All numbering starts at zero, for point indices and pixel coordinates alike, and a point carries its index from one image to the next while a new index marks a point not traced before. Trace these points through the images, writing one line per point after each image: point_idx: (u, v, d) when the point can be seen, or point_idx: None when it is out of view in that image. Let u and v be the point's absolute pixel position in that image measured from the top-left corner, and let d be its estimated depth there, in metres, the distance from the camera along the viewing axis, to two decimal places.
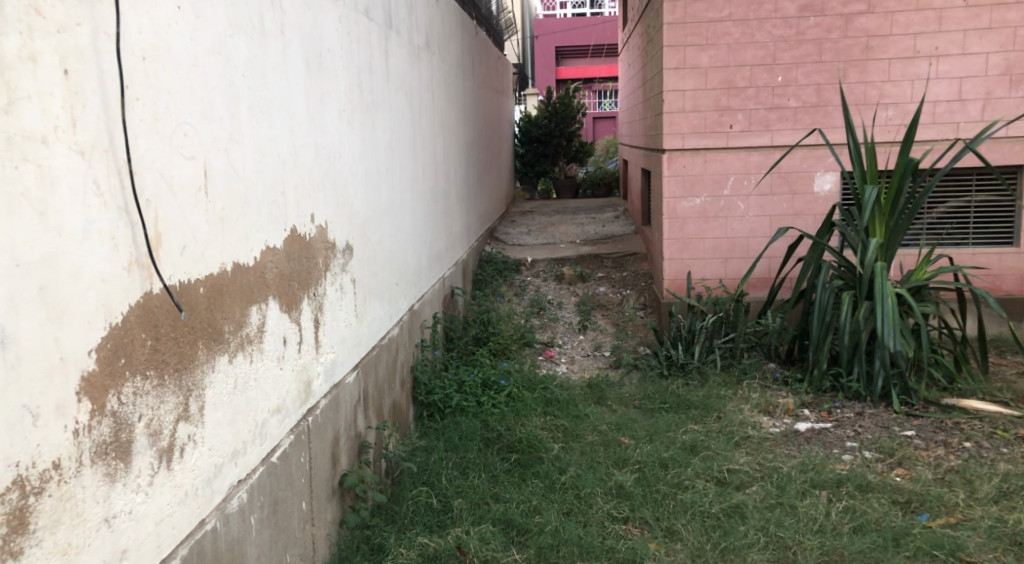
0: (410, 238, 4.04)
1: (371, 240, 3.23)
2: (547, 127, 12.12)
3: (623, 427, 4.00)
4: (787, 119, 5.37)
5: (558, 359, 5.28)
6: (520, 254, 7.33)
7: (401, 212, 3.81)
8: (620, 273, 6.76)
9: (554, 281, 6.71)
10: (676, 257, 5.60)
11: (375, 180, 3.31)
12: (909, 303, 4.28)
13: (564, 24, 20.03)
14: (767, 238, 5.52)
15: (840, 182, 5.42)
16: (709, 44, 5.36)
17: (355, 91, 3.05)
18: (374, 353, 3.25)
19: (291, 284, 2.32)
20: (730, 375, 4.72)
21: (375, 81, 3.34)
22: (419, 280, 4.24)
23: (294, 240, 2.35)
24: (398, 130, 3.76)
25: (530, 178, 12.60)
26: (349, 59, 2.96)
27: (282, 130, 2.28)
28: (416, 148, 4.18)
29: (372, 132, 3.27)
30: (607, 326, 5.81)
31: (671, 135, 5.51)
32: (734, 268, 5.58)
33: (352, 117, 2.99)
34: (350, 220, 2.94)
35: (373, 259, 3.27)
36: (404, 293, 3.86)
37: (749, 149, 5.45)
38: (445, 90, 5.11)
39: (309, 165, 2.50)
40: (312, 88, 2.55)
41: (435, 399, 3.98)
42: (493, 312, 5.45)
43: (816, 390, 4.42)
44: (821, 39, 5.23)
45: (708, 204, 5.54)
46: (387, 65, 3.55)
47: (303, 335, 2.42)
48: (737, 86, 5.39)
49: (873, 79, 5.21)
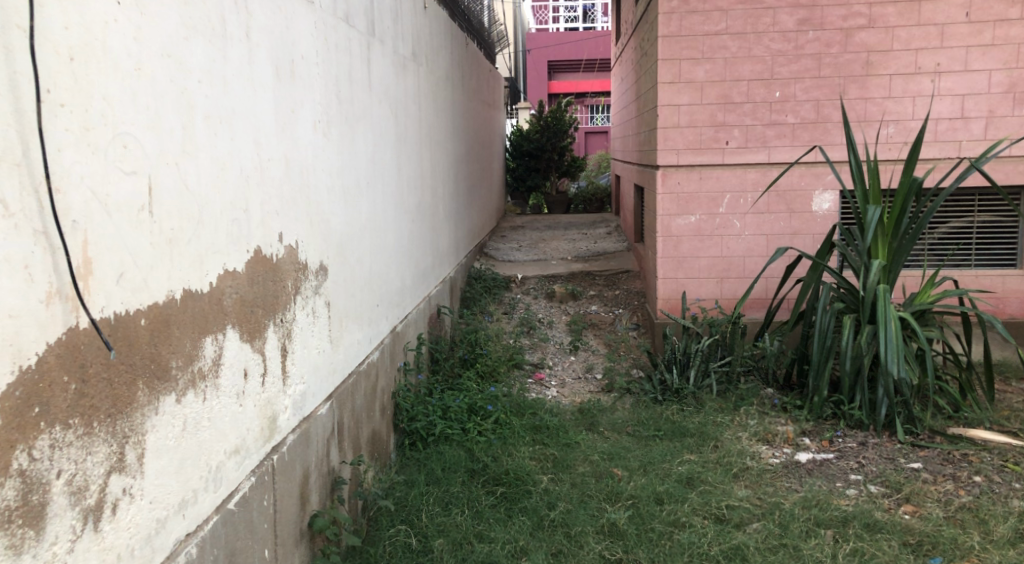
0: (394, 256, 3.84)
1: (349, 260, 3.03)
2: (539, 141, 11.97)
3: (615, 457, 3.80)
4: (785, 135, 5.22)
5: (548, 382, 5.07)
6: (510, 271, 7.14)
7: (384, 229, 3.62)
8: (612, 292, 6.57)
9: (544, 300, 6.52)
10: (670, 276, 5.43)
11: (354, 197, 3.12)
12: (913, 327, 4.12)
13: (557, 38, 19.94)
14: (764, 257, 5.36)
15: (839, 200, 5.27)
16: (706, 58, 5.21)
17: (333, 101, 2.86)
18: (350, 380, 3.04)
19: (254, 311, 2.12)
20: (726, 401, 4.53)
21: (356, 92, 3.15)
22: (402, 300, 4.04)
23: (258, 263, 2.15)
24: (381, 143, 3.57)
25: (521, 192, 12.43)
26: (326, 67, 2.78)
27: (246, 142, 2.08)
28: (401, 162, 3.99)
29: (351, 146, 3.08)
30: (599, 347, 5.62)
31: (665, 151, 5.35)
32: (730, 288, 5.41)
33: (329, 129, 2.80)
34: (326, 240, 2.74)
35: (351, 280, 3.07)
36: (385, 315, 3.66)
37: (746, 165, 5.29)
38: (433, 103, 4.94)
39: (278, 181, 2.31)
40: (282, 97, 2.36)
41: (418, 427, 3.76)
42: (482, 332, 5.25)
43: (816, 417, 4.25)
44: (820, 54, 5.10)
45: (703, 222, 5.38)
46: (369, 76, 3.37)
47: (268, 366, 2.21)
48: (733, 101, 5.24)
49: (873, 96, 5.08)
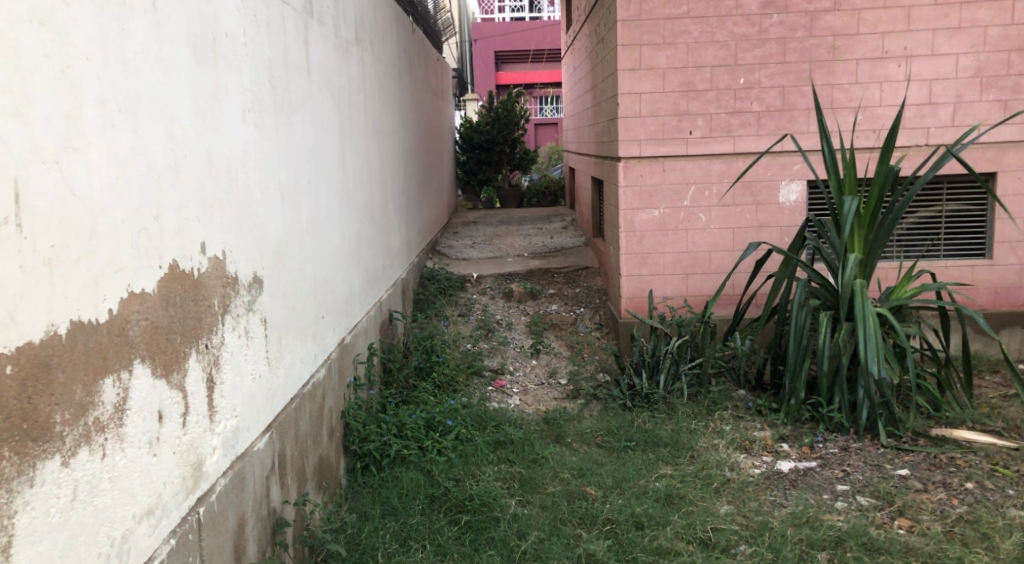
0: (340, 262, 3.47)
1: (288, 268, 2.64)
2: (489, 134, 11.62)
3: (587, 473, 3.52)
4: (750, 124, 5.01)
5: (510, 389, 4.77)
6: (465, 269, 6.82)
7: (328, 231, 3.24)
8: (572, 289, 6.31)
9: (502, 300, 6.22)
10: (634, 274, 5.18)
11: (293, 197, 2.73)
12: (891, 323, 4.00)
13: (503, 28, 19.56)
14: (730, 252, 5.15)
15: (806, 191, 5.09)
16: (667, 43, 4.96)
17: (265, 88, 2.47)
18: (294, 405, 2.68)
19: (168, 340, 1.72)
20: (699, 406, 4.33)
21: (292, 78, 2.76)
22: (351, 308, 3.66)
23: (174, 281, 1.75)
24: (323, 136, 3.19)
25: (471, 186, 12.06)
26: (255, 47, 2.38)
27: (157, 133, 1.68)
28: (345, 156, 3.60)
29: (288, 139, 2.69)
30: (562, 349, 5.34)
31: (627, 141, 5.09)
32: (696, 284, 5.19)
33: (261, 119, 2.41)
34: (259, 248, 2.35)
35: (291, 292, 2.69)
36: (332, 327, 3.29)
37: (711, 156, 5.07)
38: (380, 92, 4.55)
39: (199, 181, 1.91)
40: (203, 81, 1.96)
41: (371, 449, 3.41)
42: (437, 337, 4.91)
43: (793, 420, 4.13)
44: (786, 38, 4.91)
45: (667, 215, 5.14)
46: (307, 60, 2.97)
47: (189, 405, 1.82)
48: (697, 88, 5.01)
49: (840, 82, 4.92)
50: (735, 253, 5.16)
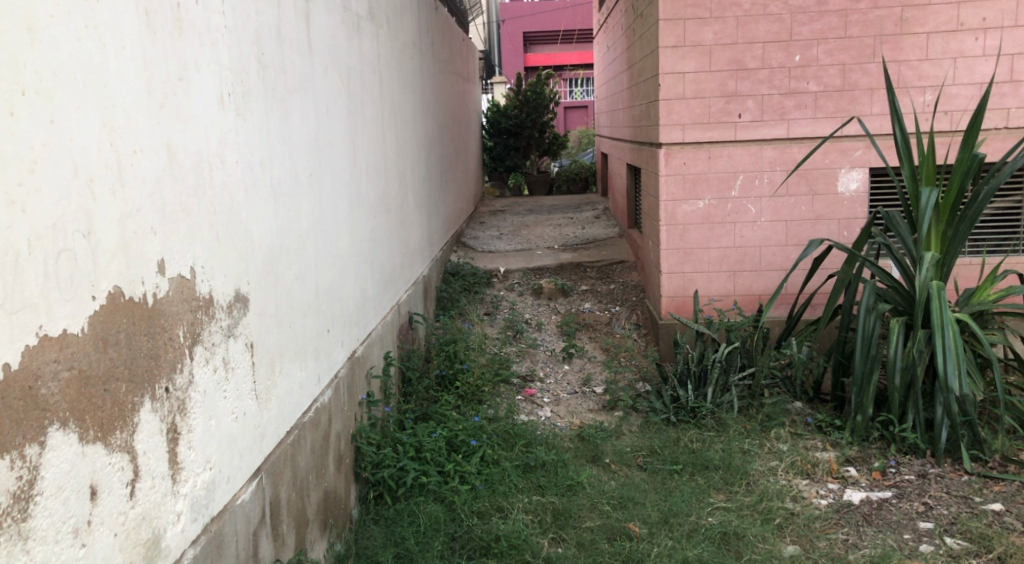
0: (350, 265, 3.07)
1: (282, 279, 2.26)
2: (518, 118, 11.14)
3: (628, 504, 3.11)
4: (807, 106, 4.51)
5: (541, 399, 4.36)
6: (491, 263, 6.42)
7: (334, 232, 2.84)
8: (607, 285, 5.87)
9: (531, 297, 5.82)
10: (676, 271, 4.73)
11: (288, 195, 2.33)
12: (973, 330, 3.52)
13: (532, 8, 18.98)
14: (783, 248, 4.67)
15: (868, 179, 4.58)
16: (714, 17, 4.47)
17: (251, 65, 2.05)
18: (291, 438, 2.30)
19: (106, 392, 1.33)
20: (751, 421, 3.90)
21: (289, 56, 2.34)
22: (364, 316, 3.28)
23: (114, 313, 1.36)
24: (328, 124, 2.77)
25: (499, 173, 11.62)
26: (238, 17, 1.97)
27: (87, 122, 1.27)
28: (356, 144, 3.19)
29: (282, 128, 2.29)
30: (597, 353, 4.92)
31: (669, 125, 4.61)
32: (745, 283, 4.72)
33: (244, 104, 2.00)
34: (242, 261, 1.95)
35: (287, 305, 2.31)
36: (341, 340, 2.91)
37: (762, 142, 4.58)
38: (398, 73, 4.13)
39: (154, 182, 1.50)
40: (161, 56, 1.55)
41: (385, 477, 3.02)
42: (462, 340, 4.52)
43: (860, 440, 3.67)
44: (847, 10, 4.38)
45: (713, 207, 4.67)
46: (309, 35, 2.56)
47: (140, 468, 1.43)
48: (747, 67, 4.51)
49: (908, 58, 4.39)
50: (788, 248, 4.67)
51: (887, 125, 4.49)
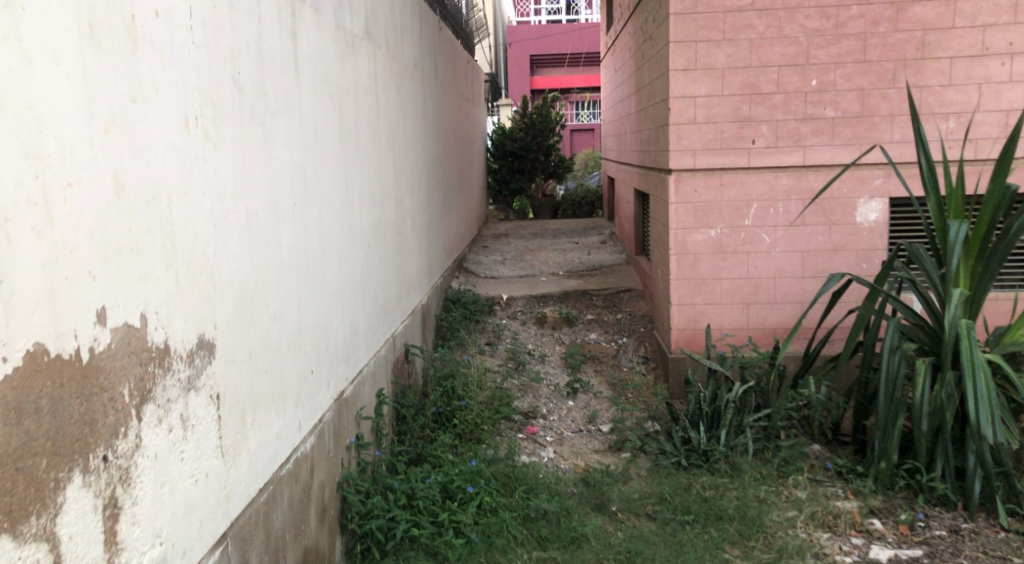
0: (339, 300, 2.86)
1: (256, 319, 2.04)
2: (523, 141, 10.99)
3: (637, 560, 2.87)
4: (824, 133, 4.30)
5: (544, 437, 4.13)
6: (493, 290, 6.21)
7: (321, 264, 2.63)
8: (613, 315, 5.66)
9: (534, 326, 5.60)
10: (685, 302, 4.51)
11: (266, 227, 2.12)
12: (1007, 374, 3.27)
13: (538, 31, 18.93)
14: (799, 279, 4.44)
15: (888, 209, 4.36)
16: (727, 39, 4.28)
17: (225, 85, 1.86)
18: (265, 496, 2.08)
19: (18, 471, 1.10)
20: (767, 466, 3.65)
21: (270, 77, 2.15)
22: (354, 352, 3.06)
23: (35, 375, 1.14)
24: (317, 149, 2.57)
25: (504, 196, 11.45)
26: (209, 32, 1.77)
27: (3, 152, 1.06)
28: (348, 169, 3.00)
29: (260, 155, 2.08)
30: (603, 389, 4.69)
31: (679, 151, 4.41)
32: (758, 316, 4.50)
33: (215, 128, 1.80)
34: (206, 303, 1.74)
35: (263, 348, 2.09)
36: (326, 381, 2.68)
37: (777, 169, 4.38)
38: (397, 95, 3.94)
39: (96, 218, 1.29)
40: (109, 75, 1.34)
41: (374, 529, 2.78)
42: (460, 372, 4.30)
43: (884, 489, 3.42)
44: (867, 33, 4.19)
45: (725, 236, 4.46)
46: (295, 54, 2.36)
47: (64, 557, 1.21)
48: (761, 91, 4.31)
49: (931, 83, 4.18)
50: (804, 280, 4.44)
51: (908, 153, 4.28)
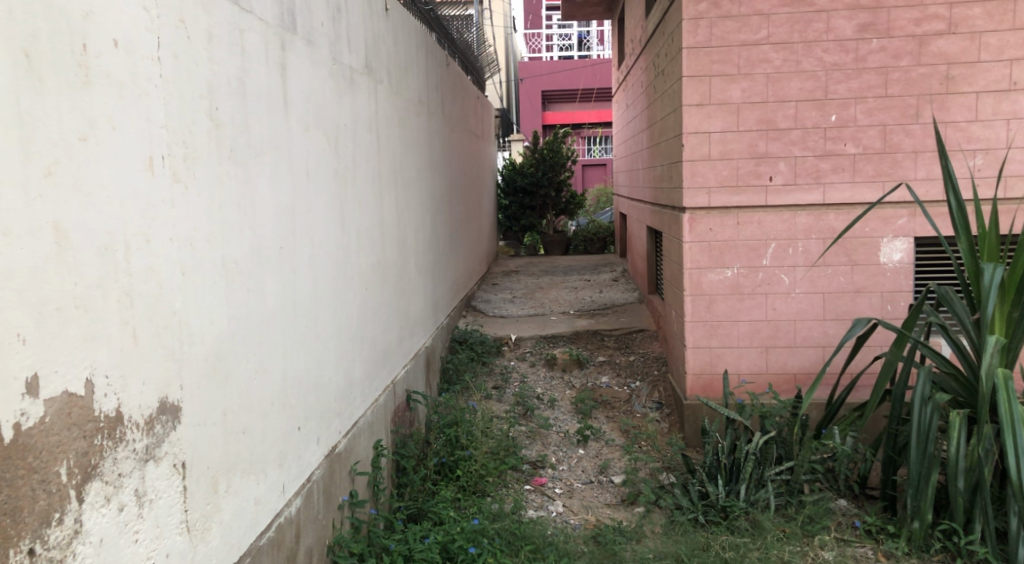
0: (333, 347, 2.68)
1: (235, 374, 1.86)
2: (534, 176, 10.88)
3: None
4: (845, 169, 4.13)
5: (552, 489, 3.90)
6: (501, 330, 6.02)
7: (313, 311, 2.45)
8: (626, 357, 5.45)
9: (544, 369, 5.39)
10: (701, 345, 4.31)
11: (249, 274, 1.95)
12: None
13: (550, 67, 18.98)
14: (820, 322, 4.23)
15: (914, 249, 4.16)
16: (742, 74, 4.14)
17: (201, 122, 1.71)
18: None
19: None
20: (792, 524, 3.40)
21: (256, 113, 2.01)
22: (349, 402, 2.87)
23: None
24: (309, 189, 2.42)
25: (515, 231, 11.32)
26: (181, 66, 1.63)
27: None
28: (345, 209, 2.84)
29: (243, 196, 1.92)
30: (615, 436, 4.47)
31: (694, 188, 4.24)
32: (778, 360, 4.28)
33: (187, 167, 1.65)
34: (169, 362, 1.56)
35: (242, 406, 1.91)
36: (317, 436, 2.49)
37: (796, 207, 4.20)
38: (400, 132, 3.81)
39: (27, 274, 1.14)
40: (50, 112, 1.20)
41: None
42: (465, 419, 4.08)
43: (919, 552, 3.15)
44: (888, 67, 4.03)
45: (742, 276, 4.26)
46: (284, 89, 2.22)
47: None
48: (777, 127, 4.16)
49: (956, 119, 4.01)
50: (826, 323, 4.23)
51: (934, 191, 4.09)
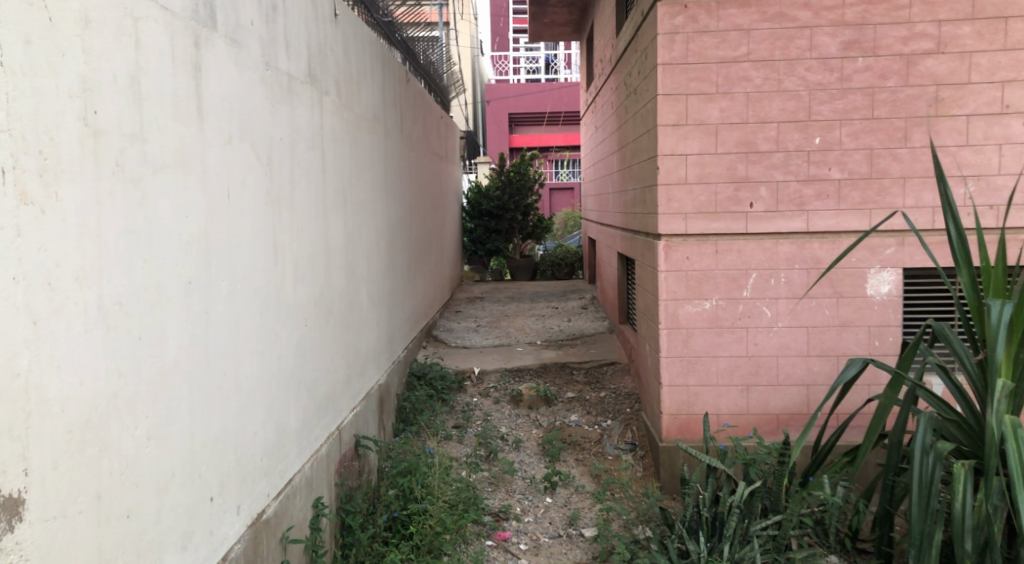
0: (259, 395, 2.27)
1: (119, 445, 1.45)
2: (500, 200, 10.57)
3: None
4: (829, 196, 3.88)
5: (516, 545, 3.51)
6: (464, 362, 5.65)
7: (231, 356, 2.05)
8: (596, 393, 5.10)
9: (509, 406, 5.03)
10: (678, 383, 3.99)
11: (141, 317, 1.55)
12: None
13: (518, 89, 18.80)
14: (805, 358, 3.95)
15: (902, 281, 3.91)
16: (721, 93, 3.88)
17: (69, 126, 1.31)
18: None
19: None
20: None
21: (154, 119, 1.62)
22: (280, 459, 2.45)
23: None
24: (229, 212, 2.04)
25: (480, 256, 10.97)
26: (40, 52, 1.24)
27: None
28: (278, 235, 2.46)
29: (135, 219, 1.53)
30: (585, 482, 4.11)
31: (670, 214, 3.94)
32: (759, 400, 3.98)
33: (46, 185, 1.25)
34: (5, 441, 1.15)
35: (130, 485, 1.49)
36: (236, 503, 2.08)
37: (778, 235, 3.93)
38: (350, 150, 3.46)
39: None
40: None
41: None
42: (421, 465, 3.68)
43: None
44: (874, 88, 3.81)
45: (721, 309, 3.97)
46: (196, 93, 1.84)
47: None
48: (758, 150, 3.90)
49: (946, 143, 3.80)
50: (810, 360, 3.95)
51: (924, 219, 3.85)
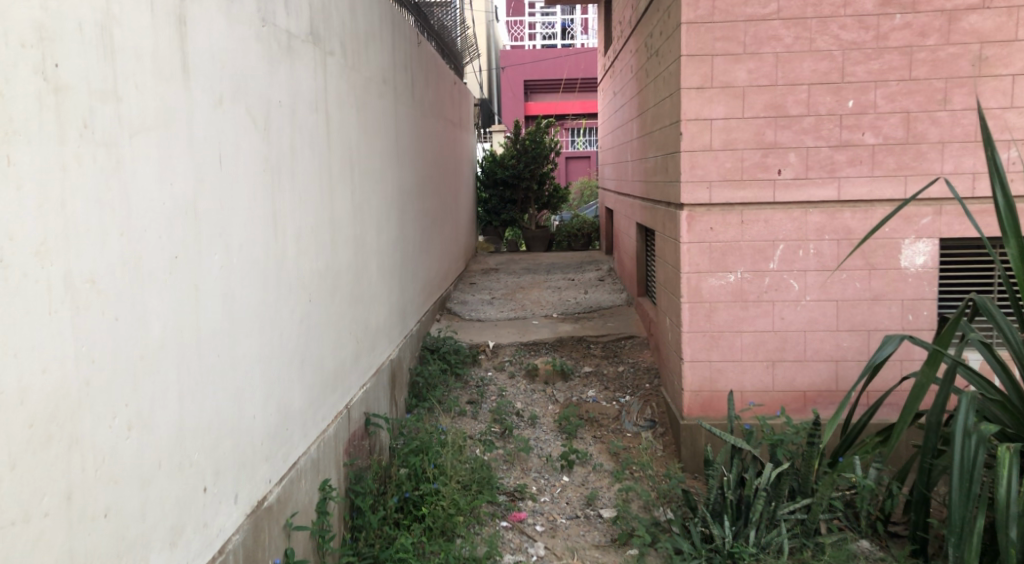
0: (258, 376, 2.14)
1: (93, 436, 1.32)
2: (514, 169, 10.35)
3: None
4: (862, 162, 3.66)
5: (533, 527, 3.40)
6: (478, 336, 5.51)
7: (225, 335, 1.91)
8: (613, 367, 4.96)
9: (525, 381, 4.91)
10: (700, 358, 3.83)
11: (118, 296, 1.41)
12: None
13: (533, 55, 18.44)
14: (834, 333, 3.77)
15: (937, 252, 3.71)
16: (749, 53, 3.65)
17: (23, 81, 1.16)
18: None
19: None
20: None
21: (129, 75, 1.46)
22: (282, 442, 2.33)
23: None
24: (220, 179, 1.88)
25: (495, 226, 10.80)
26: None
27: None
28: (278, 205, 2.30)
29: (109, 186, 1.38)
30: (603, 460, 3.98)
31: (694, 182, 3.74)
32: (786, 376, 3.81)
33: None
34: None
35: (107, 480, 1.37)
36: (233, 492, 1.96)
37: (808, 204, 3.72)
38: (358, 115, 3.29)
39: None
40: None
41: None
42: (433, 443, 3.57)
43: None
44: (912, 46, 3.57)
45: (746, 282, 3.78)
46: (180, 47, 1.68)
47: None
48: (788, 114, 3.68)
49: (989, 106, 3.56)
50: (839, 335, 3.77)
51: (964, 186, 3.63)
